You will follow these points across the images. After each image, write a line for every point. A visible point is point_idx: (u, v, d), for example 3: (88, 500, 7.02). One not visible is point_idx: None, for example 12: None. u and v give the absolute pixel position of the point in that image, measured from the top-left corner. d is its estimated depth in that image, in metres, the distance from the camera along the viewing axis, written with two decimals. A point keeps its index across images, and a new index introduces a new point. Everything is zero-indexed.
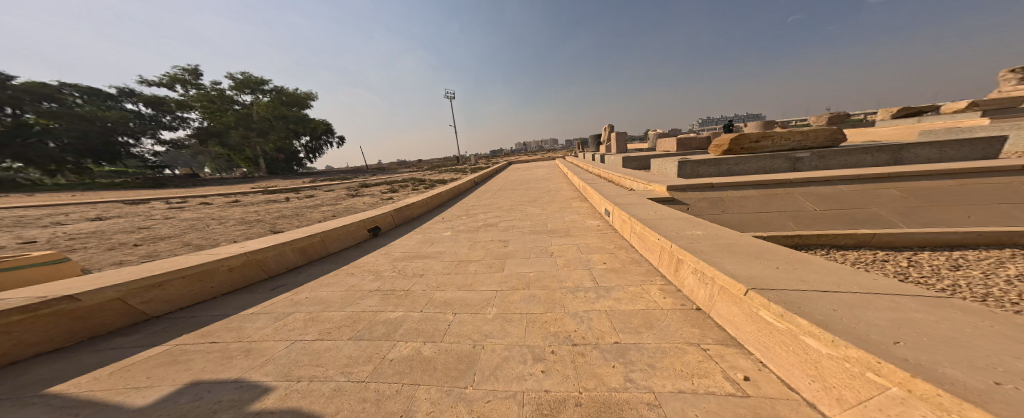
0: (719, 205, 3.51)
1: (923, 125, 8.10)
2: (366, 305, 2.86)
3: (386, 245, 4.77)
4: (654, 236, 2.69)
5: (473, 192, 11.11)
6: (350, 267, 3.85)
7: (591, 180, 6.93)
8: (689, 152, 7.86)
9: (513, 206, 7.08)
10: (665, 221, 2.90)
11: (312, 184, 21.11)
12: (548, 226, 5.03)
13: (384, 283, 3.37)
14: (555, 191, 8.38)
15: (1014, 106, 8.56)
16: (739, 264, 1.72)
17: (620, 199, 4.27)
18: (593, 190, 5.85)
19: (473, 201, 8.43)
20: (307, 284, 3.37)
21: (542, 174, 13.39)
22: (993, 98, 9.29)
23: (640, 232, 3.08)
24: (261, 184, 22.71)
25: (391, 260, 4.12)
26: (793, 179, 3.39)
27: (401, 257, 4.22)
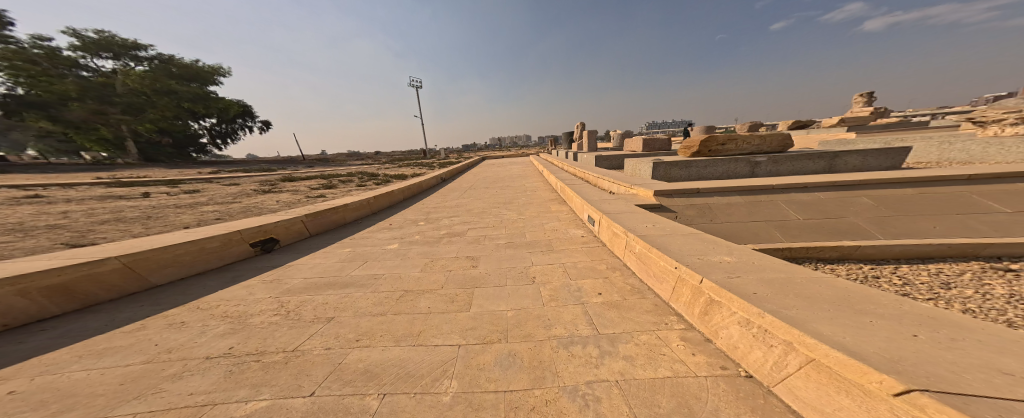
0: (706, 214, 3.30)
1: (820, 136, 9.69)
2: (176, 394, 1.57)
3: (283, 267, 3.28)
4: (667, 261, 2.17)
5: (434, 190, 9.76)
6: (177, 312, 2.33)
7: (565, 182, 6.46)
8: (654, 154, 8.04)
9: (479, 210, 6.08)
10: (677, 241, 2.40)
11: (217, 174, 16.75)
12: (524, 237, 4.22)
13: (241, 339, 2.05)
14: (524, 192, 7.65)
15: (869, 124, 10.96)
16: (828, 319, 1.19)
17: (606, 207, 3.75)
18: (570, 193, 5.33)
19: (429, 202, 7.12)
20: (33, 359, 1.79)
21: (510, 171, 12.69)
22: (854, 116, 11.82)
23: (643, 253, 2.55)
24: (131, 174, 17.12)
25: (287, 292, 2.72)
26: (776, 185, 3.33)
27: (300, 288, 2.83)
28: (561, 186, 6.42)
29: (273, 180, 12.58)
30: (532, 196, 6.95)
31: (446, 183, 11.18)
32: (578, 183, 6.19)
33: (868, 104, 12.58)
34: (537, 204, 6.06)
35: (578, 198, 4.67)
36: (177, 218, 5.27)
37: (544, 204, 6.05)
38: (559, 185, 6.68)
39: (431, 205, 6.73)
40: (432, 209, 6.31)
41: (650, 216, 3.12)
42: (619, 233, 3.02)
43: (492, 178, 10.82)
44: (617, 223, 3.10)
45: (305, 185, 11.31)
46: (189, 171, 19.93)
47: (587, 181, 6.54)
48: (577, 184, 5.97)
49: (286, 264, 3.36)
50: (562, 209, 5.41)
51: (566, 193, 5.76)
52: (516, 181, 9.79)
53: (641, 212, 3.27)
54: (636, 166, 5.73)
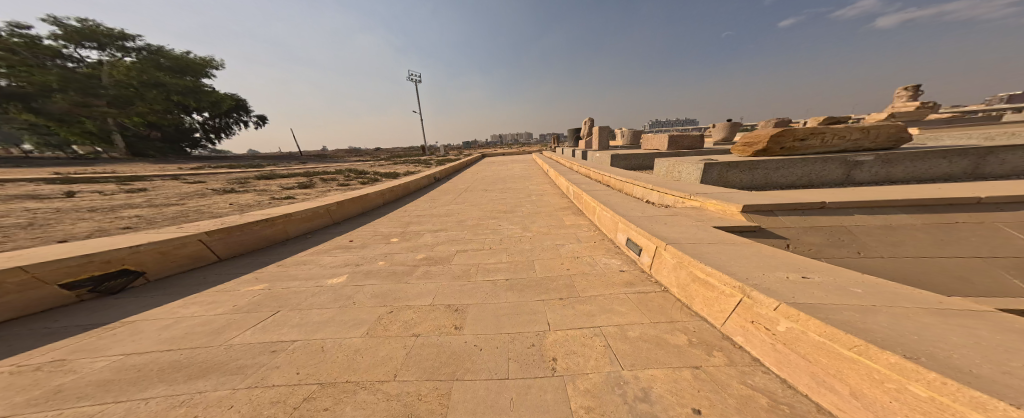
0: (846, 243, 2.45)
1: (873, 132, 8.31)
2: None
3: (120, 328, 1.99)
4: (987, 402, 0.79)
5: (426, 192, 8.46)
6: None
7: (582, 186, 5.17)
8: (686, 152, 6.70)
9: (473, 221, 4.77)
10: (903, 332, 1.08)
11: (200, 169, 15.74)
12: (531, 272, 2.94)
13: None
14: (530, 197, 6.34)
15: (924, 119, 9.60)
16: None
17: (660, 228, 2.45)
18: (593, 202, 4.03)
19: (414, 208, 5.81)
20: None
21: (514, 171, 11.41)
22: (905, 108, 10.41)
23: (808, 338, 1.22)
24: (110, 168, 16.07)
25: (42, 406, 1.40)
26: (983, 200, 2.55)
27: (98, 385, 1.53)
28: (577, 191, 5.11)
29: (250, 178, 11.26)
30: (540, 203, 5.64)
31: (440, 184, 9.85)
32: (600, 187, 4.86)
33: (913, 97, 11.21)
34: (547, 215, 4.76)
35: (608, 210, 3.37)
36: (69, 230, 3.97)
37: (556, 215, 4.74)
38: (573, 190, 5.39)
39: (415, 213, 5.41)
40: (415, 219, 5.01)
41: (767, 254, 1.80)
42: (715, 282, 1.73)
43: (492, 179, 9.47)
44: (703, 261, 1.82)
45: (282, 184, 9.99)
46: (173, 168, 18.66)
47: (609, 186, 5.23)
48: (598, 189, 4.66)
49: (125, 323, 2.04)
50: (580, 223, 4.11)
51: (585, 200, 4.45)
52: (520, 182, 8.46)
53: (737, 241, 1.98)
54: (674, 166, 4.42)
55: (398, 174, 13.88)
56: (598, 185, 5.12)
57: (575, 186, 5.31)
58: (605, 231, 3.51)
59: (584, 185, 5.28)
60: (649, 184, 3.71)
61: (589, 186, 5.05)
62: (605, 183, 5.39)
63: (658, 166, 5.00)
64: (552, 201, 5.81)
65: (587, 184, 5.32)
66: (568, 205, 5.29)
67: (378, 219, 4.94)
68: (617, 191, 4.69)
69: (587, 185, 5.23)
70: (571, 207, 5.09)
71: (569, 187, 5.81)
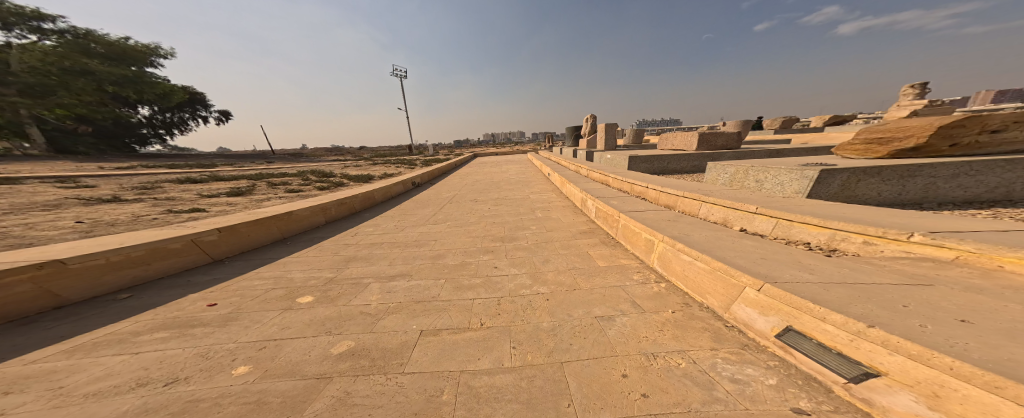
0: None
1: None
2: None
3: None
4: None
5: (402, 199, 6.72)
6: None
7: (608, 201, 3.65)
8: (722, 153, 5.42)
9: (455, 260, 3.15)
10: None
11: (128, 172, 13.10)
12: (565, 408, 1.38)
13: None
14: (534, 213, 4.76)
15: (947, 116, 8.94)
16: None
17: (939, 342, 0.89)
18: (648, 232, 2.48)
19: (367, 230, 4.04)
20: None
21: (510, 174, 9.91)
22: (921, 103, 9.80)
23: None
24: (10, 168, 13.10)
25: None
26: None
27: None
28: (604, 209, 3.56)
29: (178, 180, 8.81)
30: (549, 225, 4.09)
31: (420, 190, 8.02)
32: (639, 202, 3.34)
33: (919, 95, 10.75)
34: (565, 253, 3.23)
35: (705, 255, 1.81)
36: None
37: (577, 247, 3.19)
38: (596, 204, 3.85)
39: (367, 240, 3.66)
40: (365, 252, 3.29)
41: None
42: None
43: (484, 184, 7.82)
44: None
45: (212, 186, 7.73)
46: (95, 168, 15.25)
47: (647, 198, 3.74)
48: (637, 207, 3.16)
49: None
50: (622, 270, 2.60)
51: (627, 225, 2.90)
52: (518, 189, 6.86)
53: None
54: (745, 173, 3.05)
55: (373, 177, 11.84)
56: (631, 199, 3.59)
57: (599, 200, 3.77)
58: (695, 291, 1.96)
59: (611, 198, 3.76)
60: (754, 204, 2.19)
61: (621, 201, 3.53)
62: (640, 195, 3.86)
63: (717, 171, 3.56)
64: (564, 219, 4.26)
65: (616, 196, 3.81)
66: (590, 227, 3.76)
67: (300, 254, 3.17)
68: (669, 208, 3.15)
69: (614, 198, 3.72)
70: (596, 231, 3.55)
71: (587, 202, 4.25)
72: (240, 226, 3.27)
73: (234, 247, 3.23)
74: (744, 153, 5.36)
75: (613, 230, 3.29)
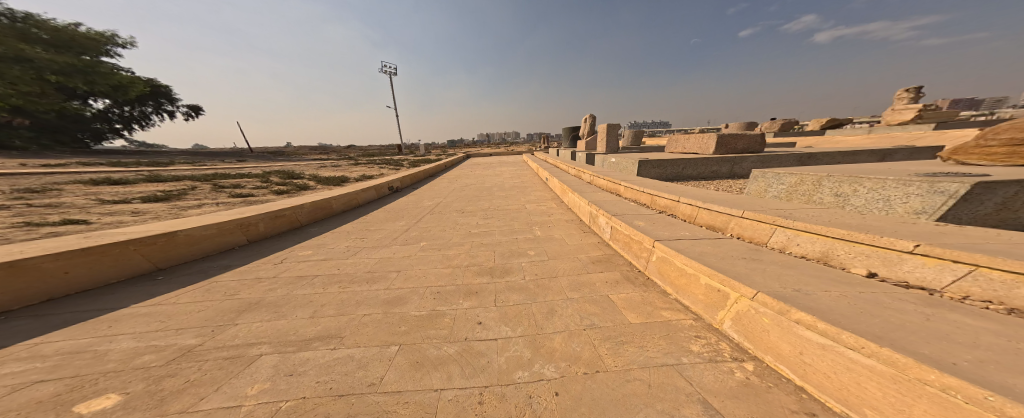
0: None
1: (928, 133, 6.96)
2: None
3: None
4: None
5: (375, 205, 5.58)
6: None
7: (628, 219, 2.78)
8: (747, 157, 4.69)
9: (421, 311, 2.21)
10: None
11: (55, 170, 11.23)
12: None
13: None
14: (532, 232, 3.86)
15: (953, 119, 8.67)
16: None
17: None
18: (716, 278, 1.61)
19: (305, 254, 2.98)
20: None
21: (503, 177, 8.98)
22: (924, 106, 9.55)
23: None
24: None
25: None
26: None
27: None
28: (624, 230, 2.69)
29: (104, 181, 7.33)
30: (553, 252, 3.20)
31: (400, 195, 6.89)
32: (674, 222, 2.48)
33: (915, 99, 10.65)
34: (575, 295, 2.34)
35: (889, 350, 0.91)
36: None
37: (597, 291, 2.33)
38: (613, 223, 2.96)
39: (299, 271, 2.63)
40: (283, 293, 2.26)
41: None
42: None
43: (473, 190, 6.87)
44: None
45: (141, 188, 6.37)
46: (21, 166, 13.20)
47: (675, 214, 2.90)
48: (676, 230, 2.30)
49: None
50: (669, 333, 1.72)
51: (669, 260, 2.02)
52: (513, 197, 5.94)
53: None
54: (813, 184, 2.30)
55: (351, 179, 10.59)
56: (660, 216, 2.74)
57: (615, 219, 2.89)
58: (835, 394, 1.08)
59: (632, 215, 2.89)
60: (900, 239, 1.38)
61: (647, 219, 2.67)
62: (667, 211, 2.98)
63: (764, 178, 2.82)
64: (571, 243, 3.38)
65: (637, 213, 2.97)
66: (606, 255, 2.90)
67: (171, 298, 2.10)
68: (717, 232, 2.30)
69: (636, 215, 2.85)
70: (616, 263, 2.69)
71: (600, 219, 3.38)
72: (37, 262, 2.09)
73: (21, 297, 2.05)
74: (771, 156, 4.63)
75: (642, 262, 2.41)
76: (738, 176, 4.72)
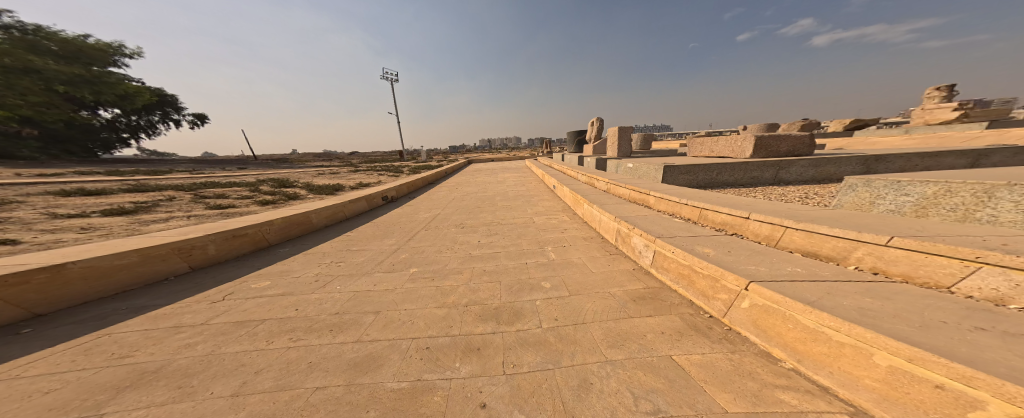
0: None
1: (982, 132, 6.25)
2: None
3: None
4: None
5: (368, 216, 4.97)
6: None
7: (684, 245, 2.13)
8: (798, 159, 4.00)
9: (400, 381, 1.55)
10: None
11: (42, 178, 10.86)
12: None
13: None
14: (546, 254, 3.21)
15: (1001, 117, 7.93)
16: None
17: None
18: (943, 368, 0.87)
19: (260, 286, 2.34)
20: None
21: (509, 184, 8.38)
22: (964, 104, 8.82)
23: None
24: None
25: None
26: None
27: None
28: (686, 261, 2.02)
29: (77, 191, 6.78)
30: (576, 284, 2.55)
31: (397, 203, 6.28)
32: (759, 251, 1.82)
33: (946, 97, 10.03)
34: (618, 356, 1.67)
35: None
36: None
37: (653, 350, 1.66)
38: (663, 249, 2.28)
39: (241, 313, 1.97)
40: (202, 353, 1.60)
41: None
42: None
43: (475, 199, 6.25)
44: None
45: (107, 199, 5.75)
46: (12, 175, 12.89)
47: (742, 235, 2.22)
48: (772, 266, 1.63)
49: None
50: None
51: (793, 318, 1.32)
52: (519, 208, 5.29)
53: None
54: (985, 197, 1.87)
55: (347, 186, 10.06)
56: (729, 240, 2.07)
57: (666, 244, 2.23)
58: None
59: (685, 238, 2.24)
60: None
61: (713, 246, 2.02)
62: (729, 231, 2.31)
63: (887, 190, 2.33)
64: (598, 272, 2.72)
65: (686, 234, 2.31)
66: (652, 291, 2.25)
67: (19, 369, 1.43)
68: (834, 264, 1.59)
69: (689, 239, 2.19)
70: (671, 304, 2.06)
71: (635, 240, 2.70)
72: None
73: None
74: (828, 158, 3.95)
75: (721, 309, 1.76)
76: (780, 182, 4.04)
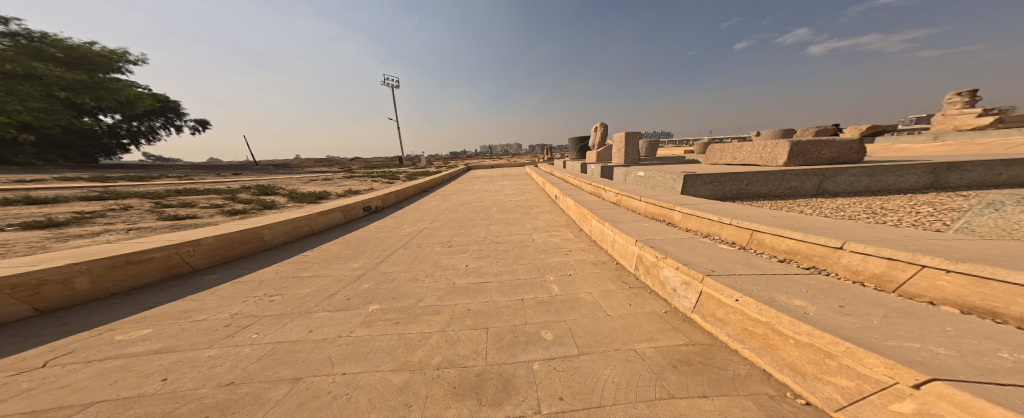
0: None
1: None
2: None
3: None
4: None
5: (343, 230, 4.32)
6: None
7: (751, 289, 1.48)
8: (850, 167, 3.35)
9: None
10: None
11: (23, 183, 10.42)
12: None
13: None
14: (546, 288, 2.56)
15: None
16: None
17: None
18: None
19: (121, 341, 1.67)
20: None
21: (508, 194, 7.78)
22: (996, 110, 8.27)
23: None
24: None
25: None
26: None
27: None
28: (761, 317, 1.36)
29: (37, 199, 6.21)
30: (586, 336, 1.92)
31: (383, 214, 5.63)
32: (893, 307, 1.15)
33: (970, 103, 9.55)
34: None
35: None
36: None
37: None
38: (715, 293, 1.63)
39: (49, 396, 1.31)
40: None
41: None
42: None
43: (469, 210, 5.63)
44: None
45: (53, 210, 5.14)
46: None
47: (831, 272, 1.56)
48: (938, 343, 0.95)
49: None
50: None
51: None
52: (517, 221, 4.65)
53: None
54: None
55: (337, 193, 9.47)
56: (820, 282, 1.42)
57: (720, 285, 1.59)
58: None
59: (747, 277, 1.59)
60: None
61: (803, 295, 1.36)
62: (804, 265, 1.68)
63: None
64: (616, 316, 2.09)
65: (743, 272, 1.65)
66: (699, 352, 1.57)
67: None
68: None
69: (754, 279, 1.56)
70: (735, 375, 1.38)
71: (667, 274, 2.07)
72: None
73: None
74: (886, 166, 3.31)
75: (832, 399, 1.07)
76: (824, 193, 3.40)
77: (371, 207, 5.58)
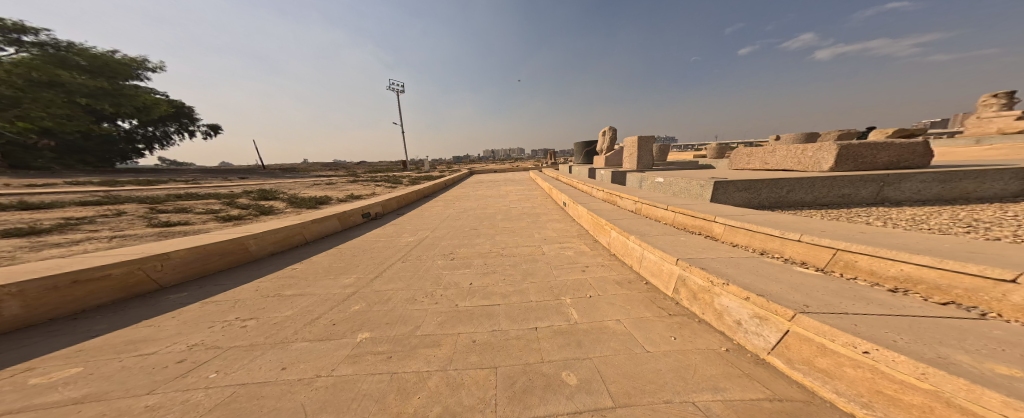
0: None
1: None
2: None
3: None
4: None
5: (339, 238, 3.99)
6: None
7: (892, 340, 1.06)
8: (914, 172, 2.93)
9: None
10: None
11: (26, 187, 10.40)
12: None
13: None
14: (563, 314, 2.17)
15: None
16: None
17: None
18: None
19: (36, 386, 1.32)
20: None
21: (514, 200, 7.41)
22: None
23: None
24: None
25: None
26: None
27: None
28: (922, 383, 0.91)
29: (27, 204, 6.01)
30: (624, 382, 1.49)
31: (383, 221, 5.31)
32: None
33: (1005, 105, 8.97)
34: None
35: None
36: None
37: None
38: (816, 336, 1.24)
39: None
40: None
41: None
42: None
43: (473, 218, 5.27)
44: None
45: (39, 216, 4.89)
46: (2, 184, 12.55)
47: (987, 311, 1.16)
48: None
49: None
50: None
51: None
52: (524, 231, 4.26)
53: None
54: None
55: (338, 198, 9.20)
56: (1006, 334, 1.01)
57: (832, 329, 1.18)
58: None
59: (867, 317, 1.21)
60: None
61: (999, 356, 0.93)
62: (939, 299, 1.28)
63: None
64: (658, 354, 1.66)
65: (852, 312, 1.25)
66: (792, 411, 1.19)
67: None
68: None
69: (887, 323, 1.15)
70: None
71: (726, 303, 1.72)
72: None
73: None
74: (958, 170, 2.88)
75: None
76: (883, 201, 2.99)
77: (371, 213, 5.26)
